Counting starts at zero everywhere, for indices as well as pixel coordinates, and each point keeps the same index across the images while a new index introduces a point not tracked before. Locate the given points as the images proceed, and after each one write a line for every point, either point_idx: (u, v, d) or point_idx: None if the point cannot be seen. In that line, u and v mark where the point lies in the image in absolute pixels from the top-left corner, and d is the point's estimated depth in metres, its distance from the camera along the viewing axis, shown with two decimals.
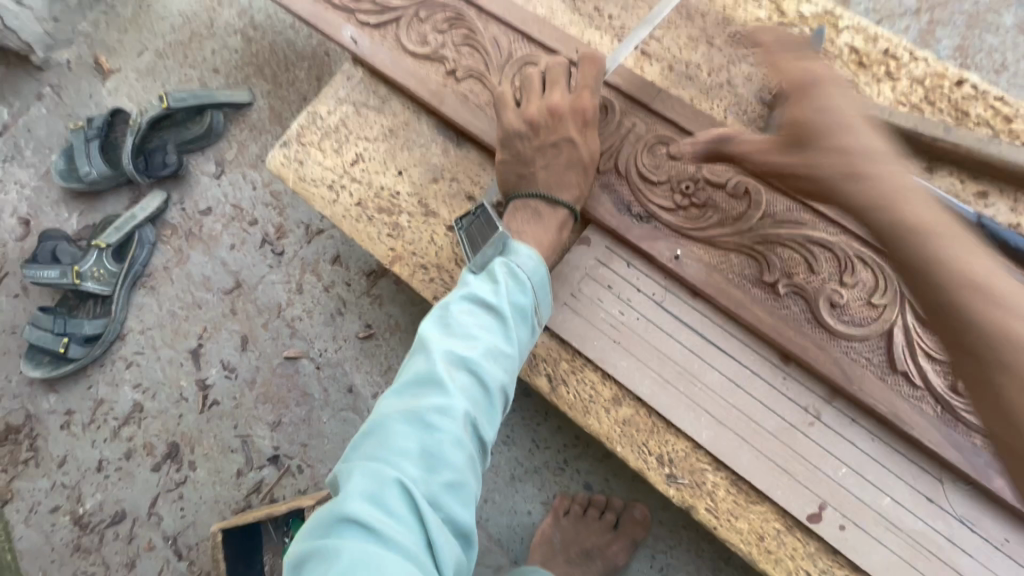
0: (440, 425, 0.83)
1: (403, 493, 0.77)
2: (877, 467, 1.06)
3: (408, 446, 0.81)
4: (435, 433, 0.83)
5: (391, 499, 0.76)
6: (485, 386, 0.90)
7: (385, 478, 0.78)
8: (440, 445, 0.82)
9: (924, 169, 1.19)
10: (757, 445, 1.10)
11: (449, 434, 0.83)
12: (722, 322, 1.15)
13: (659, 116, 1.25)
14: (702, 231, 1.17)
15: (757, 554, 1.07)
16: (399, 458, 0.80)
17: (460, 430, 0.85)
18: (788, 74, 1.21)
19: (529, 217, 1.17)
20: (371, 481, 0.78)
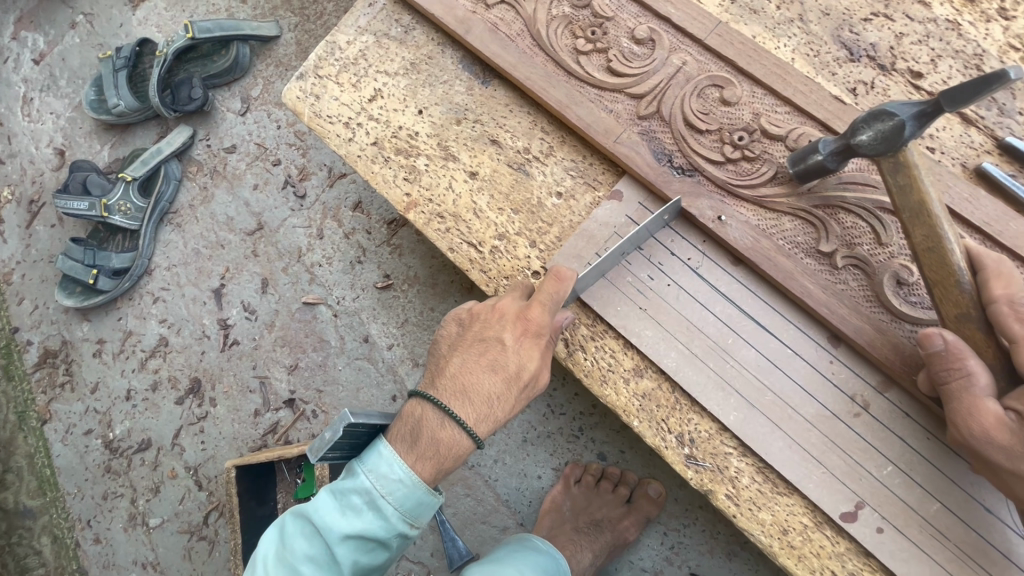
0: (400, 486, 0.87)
1: (362, 521, 0.86)
2: (927, 469, 0.94)
3: (368, 487, 0.87)
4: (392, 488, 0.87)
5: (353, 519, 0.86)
6: (416, 497, 0.88)
7: (352, 498, 0.87)
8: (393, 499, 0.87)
9: None
10: (791, 432, 0.99)
11: (403, 493, 0.87)
12: (764, 295, 1.03)
13: (715, 55, 1.09)
14: (752, 190, 1.03)
15: (778, 548, 0.98)
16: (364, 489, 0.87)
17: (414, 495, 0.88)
18: (870, 116, 0.85)
19: (492, 359, 0.94)
20: (340, 491, 0.88)
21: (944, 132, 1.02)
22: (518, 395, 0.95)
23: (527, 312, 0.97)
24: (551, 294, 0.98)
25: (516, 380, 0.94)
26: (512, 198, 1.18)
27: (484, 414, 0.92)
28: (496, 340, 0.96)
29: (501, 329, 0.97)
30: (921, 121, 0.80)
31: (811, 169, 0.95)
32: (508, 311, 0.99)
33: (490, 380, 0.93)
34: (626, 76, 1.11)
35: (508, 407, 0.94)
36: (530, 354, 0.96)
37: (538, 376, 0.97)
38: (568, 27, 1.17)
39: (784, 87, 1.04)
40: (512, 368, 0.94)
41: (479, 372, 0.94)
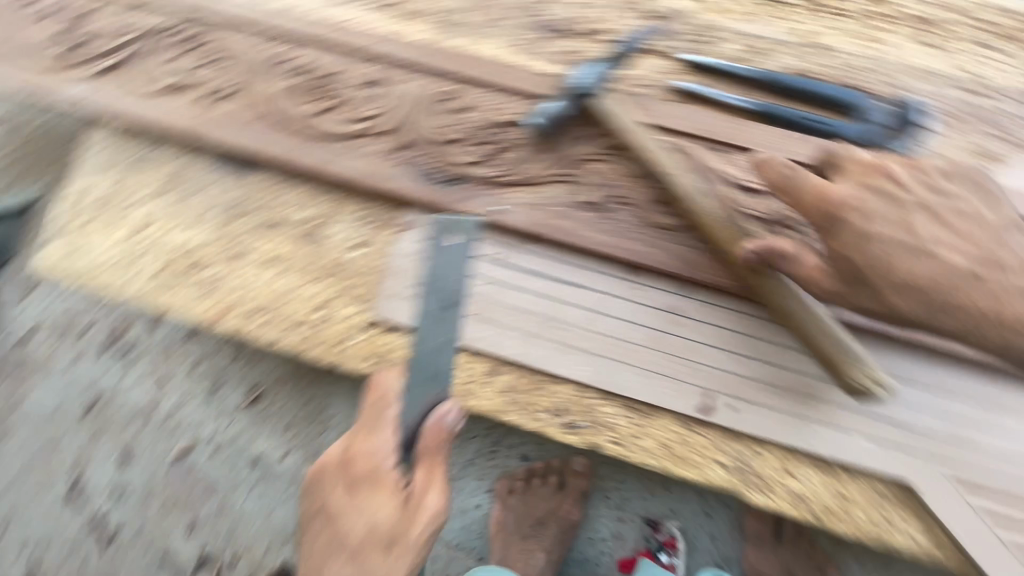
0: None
1: None
2: (748, 341, 1.07)
3: None
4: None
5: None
6: None
7: None
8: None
9: (701, 42, 1.19)
10: (634, 362, 1.08)
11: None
12: (565, 257, 1.11)
13: (436, 74, 1.18)
14: (516, 174, 1.13)
15: (666, 463, 1.07)
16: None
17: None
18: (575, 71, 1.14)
19: (365, 496, 0.95)
20: None
21: (642, 66, 1.17)
22: (410, 512, 0.94)
23: (364, 434, 0.99)
24: (377, 404, 1.00)
25: (401, 501, 0.94)
26: (315, 269, 1.16)
27: (387, 547, 0.93)
28: (359, 478, 0.96)
29: (361, 463, 0.97)
30: (614, 61, 1.14)
31: (559, 114, 1.11)
32: (356, 441, 0.99)
33: (378, 517, 0.94)
34: (369, 119, 1.17)
35: (416, 527, 0.93)
36: (427, 479, 0.95)
37: (428, 484, 0.94)
38: (298, 96, 1.21)
39: (502, 81, 1.16)
40: (388, 489, 0.95)
41: (354, 515, 0.95)
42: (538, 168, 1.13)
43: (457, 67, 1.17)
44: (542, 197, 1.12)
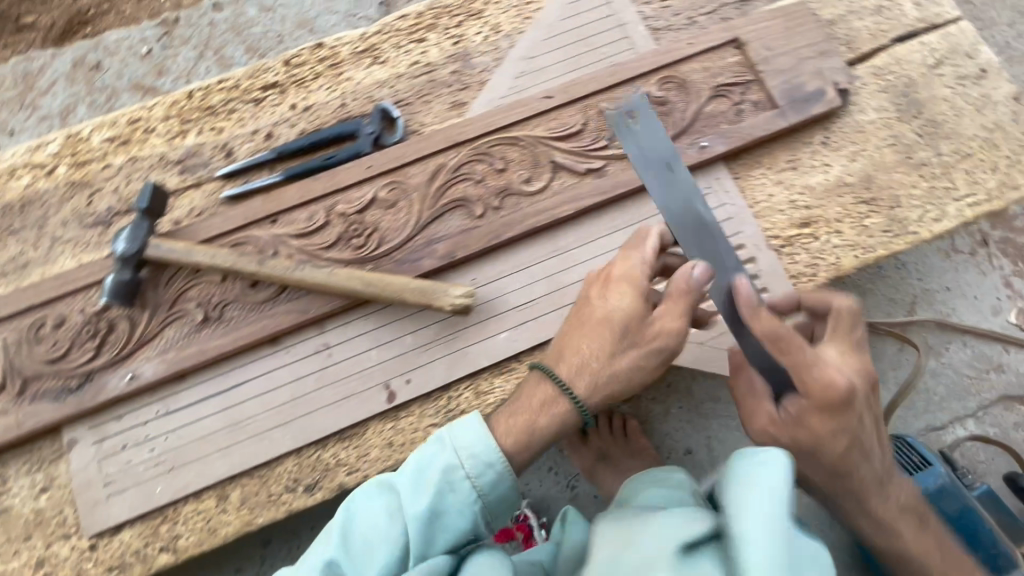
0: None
1: None
2: (384, 330, 1.27)
3: None
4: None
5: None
6: None
7: None
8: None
9: (225, 155, 1.42)
10: (319, 405, 1.25)
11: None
12: (215, 371, 1.25)
13: (17, 315, 1.26)
14: (128, 342, 1.23)
15: (394, 456, 1.25)
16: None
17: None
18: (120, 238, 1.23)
19: (531, 417, 1.02)
20: None
21: (192, 201, 1.39)
22: (542, 412, 1.03)
23: (583, 359, 1.03)
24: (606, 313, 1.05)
25: (535, 414, 1.02)
26: (18, 534, 1.20)
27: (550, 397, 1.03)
28: (585, 357, 1.03)
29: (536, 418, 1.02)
30: (146, 220, 1.24)
31: (117, 286, 1.20)
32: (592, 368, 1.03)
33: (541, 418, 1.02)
34: None
35: (541, 415, 1.02)
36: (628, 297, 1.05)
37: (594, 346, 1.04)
38: None
39: (74, 282, 1.27)
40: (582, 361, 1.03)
41: (584, 340, 1.05)
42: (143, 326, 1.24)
43: (31, 297, 1.26)
44: (163, 342, 1.24)
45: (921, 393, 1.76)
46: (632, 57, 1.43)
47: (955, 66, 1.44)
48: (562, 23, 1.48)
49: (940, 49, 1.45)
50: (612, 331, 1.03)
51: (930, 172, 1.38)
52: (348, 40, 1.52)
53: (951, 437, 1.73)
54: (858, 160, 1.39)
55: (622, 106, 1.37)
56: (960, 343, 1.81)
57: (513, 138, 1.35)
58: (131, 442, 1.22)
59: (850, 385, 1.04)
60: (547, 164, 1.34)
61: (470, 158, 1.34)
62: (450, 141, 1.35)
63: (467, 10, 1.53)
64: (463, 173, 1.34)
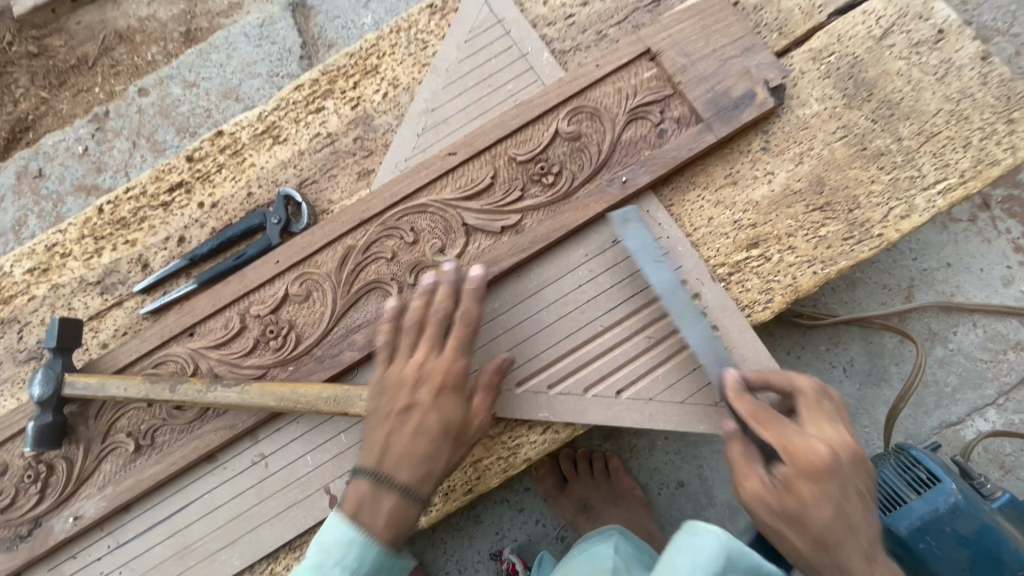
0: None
1: None
2: (316, 430, 1.22)
3: None
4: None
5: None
6: None
7: None
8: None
9: (142, 267, 1.39)
10: (261, 519, 1.20)
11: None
12: (156, 498, 1.22)
13: None
14: (67, 482, 1.22)
15: None
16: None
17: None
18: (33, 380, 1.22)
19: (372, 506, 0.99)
20: None
21: (115, 322, 1.36)
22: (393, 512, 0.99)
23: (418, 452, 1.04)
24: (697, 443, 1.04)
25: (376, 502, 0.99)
26: None
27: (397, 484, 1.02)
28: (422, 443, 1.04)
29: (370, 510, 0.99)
30: (60, 356, 1.23)
31: (40, 430, 1.18)
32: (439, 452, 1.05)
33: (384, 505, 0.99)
34: None
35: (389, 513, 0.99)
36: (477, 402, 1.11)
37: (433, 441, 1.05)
38: None
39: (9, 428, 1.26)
40: (422, 444, 1.04)
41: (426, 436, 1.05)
42: (80, 463, 1.23)
43: None
44: (102, 477, 1.23)
45: (931, 387, 1.60)
46: (537, 92, 1.31)
47: (904, 33, 1.26)
48: (460, 66, 1.37)
49: (885, 16, 1.28)
50: (750, 453, 1.01)
51: (891, 162, 1.21)
52: (246, 123, 1.46)
53: (970, 432, 1.57)
54: (804, 162, 1.24)
55: (531, 151, 1.26)
56: (969, 324, 1.62)
57: (420, 206, 1.26)
58: None
59: (839, 460, 0.97)
60: (460, 227, 1.25)
61: (379, 235, 1.26)
62: (355, 219, 1.27)
63: (362, 69, 1.44)
64: (373, 252, 1.26)
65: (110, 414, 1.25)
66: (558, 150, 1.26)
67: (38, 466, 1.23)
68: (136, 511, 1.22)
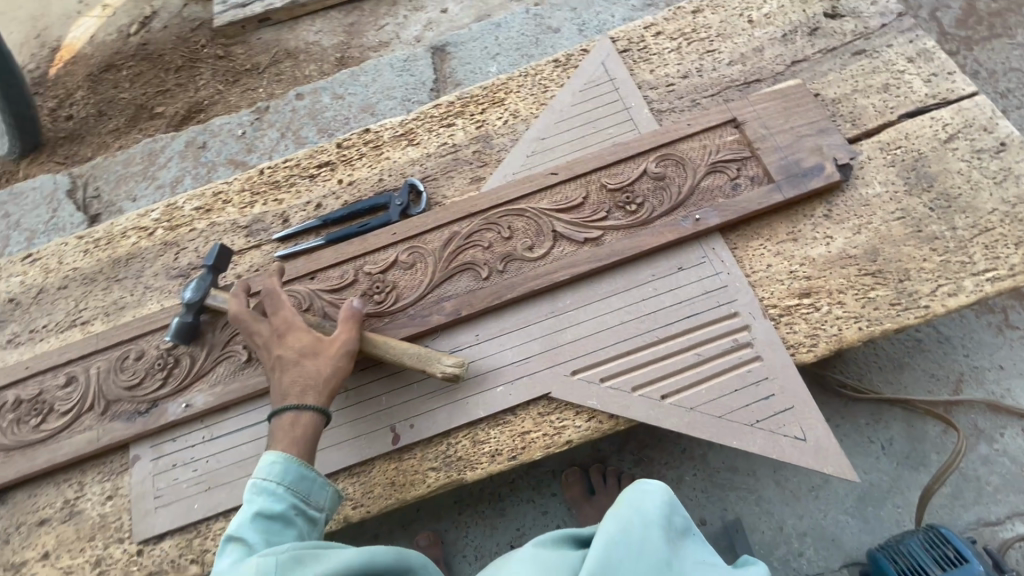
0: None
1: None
2: (395, 376, 1.42)
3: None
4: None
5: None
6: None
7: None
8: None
9: (283, 221, 1.70)
10: (333, 440, 1.39)
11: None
12: (252, 405, 1.44)
13: (109, 347, 1.54)
14: (188, 376, 1.47)
15: (399, 494, 1.35)
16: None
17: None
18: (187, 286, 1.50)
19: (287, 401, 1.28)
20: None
21: (252, 259, 1.66)
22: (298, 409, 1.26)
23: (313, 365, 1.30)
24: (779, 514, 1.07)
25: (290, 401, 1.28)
26: (83, 534, 1.41)
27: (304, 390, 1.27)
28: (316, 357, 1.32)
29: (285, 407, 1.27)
30: (212, 274, 1.50)
31: (181, 325, 1.45)
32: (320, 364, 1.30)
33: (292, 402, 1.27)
34: (75, 406, 1.50)
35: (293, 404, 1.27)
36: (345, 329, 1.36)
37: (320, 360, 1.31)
38: (19, 424, 1.51)
39: (154, 323, 1.54)
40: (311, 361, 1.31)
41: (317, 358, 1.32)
42: (201, 363, 1.48)
43: (119, 335, 1.55)
44: (215, 377, 1.47)
45: (970, 482, 1.61)
46: (634, 137, 1.56)
47: (968, 140, 1.43)
48: (572, 109, 1.65)
49: (951, 124, 1.46)
50: None
51: (944, 246, 1.35)
52: (389, 126, 1.78)
53: (1009, 536, 1.55)
54: (862, 233, 1.39)
55: (621, 181, 1.49)
56: (1017, 429, 1.64)
57: (519, 210, 1.51)
58: (180, 462, 1.42)
59: None
60: (549, 233, 1.47)
61: (480, 227, 1.51)
62: (463, 211, 1.53)
63: (491, 99, 1.76)
64: (472, 240, 1.50)
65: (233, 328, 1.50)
66: (644, 186, 1.48)
67: (168, 358, 1.50)
68: (234, 412, 1.44)
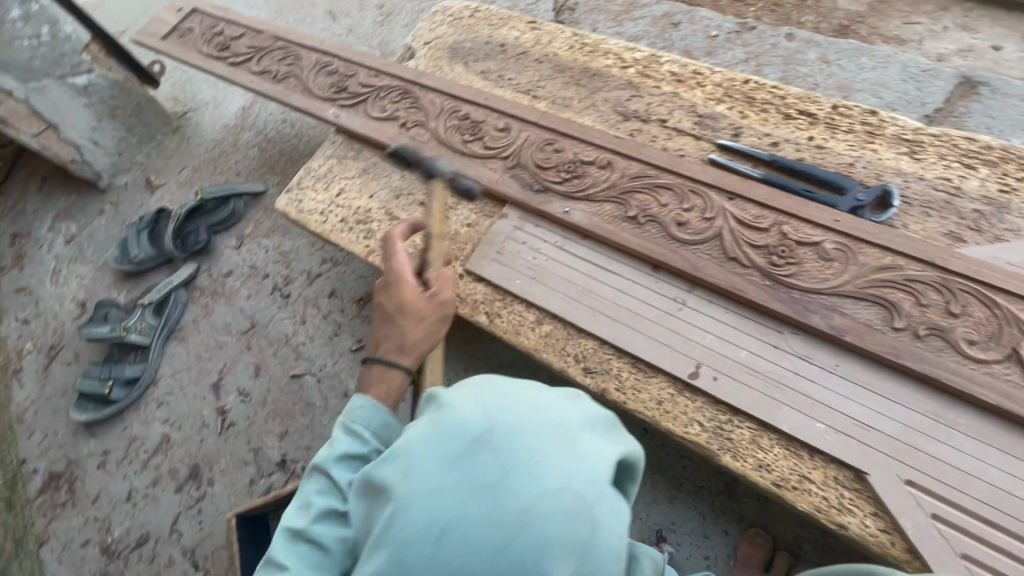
0: (552, 433, 0.80)
1: (461, 458, 0.80)
2: (733, 331, 1.39)
3: (451, 440, 0.82)
4: (574, 471, 0.77)
5: (428, 473, 0.81)
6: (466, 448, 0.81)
7: (455, 447, 0.81)
8: (541, 513, 0.74)
9: (734, 134, 1.68)
10: (643, 330, 1.45)
11: (551, 503, 0.75)
12: (605, 251, 1.56)
13: (546, 128, 1.77)
14: (582, 192, 1.63)
15: (657, 414, 1.37)
16: (474, 433, 0.81)
17: (570, 523, 0.74)
18: None
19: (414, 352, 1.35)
20: (447, 450, 0.81)
21: (685, 145, 1.70)
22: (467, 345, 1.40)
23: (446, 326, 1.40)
24: None
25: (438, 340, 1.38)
26: (438, 234, 1.75)
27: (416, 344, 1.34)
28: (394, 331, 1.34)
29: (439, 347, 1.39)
30: None
31: None
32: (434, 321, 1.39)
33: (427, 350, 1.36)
34: (497, 147, 1.78)
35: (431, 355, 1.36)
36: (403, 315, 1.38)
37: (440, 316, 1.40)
38: (457, 130, 1.86)
39: (588, 136, 1.71)
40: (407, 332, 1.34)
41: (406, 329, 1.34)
42: (599, 190, 1.62)
43: (558, 124, 1.75)
44: (598, 209, 1.60)
45: None
46: None
47: None
48: None
49: None
50: None
51: None
52: (900, 125, 1.59)
53: None
54: None
55: None
56: None
57: (991, 302, 1.25)
58: (529, 245, 1.63)
59: None
60: (1005, 347, 1.21)
61: (932, 282, 1.30)
62: (929, 256, 1.31)
63: None
64: (913, 287, 1.30)
65: (641, 186, 1.59)
66: None
67: (579, 169, 1.67)
68: (589, 245, 1.58)
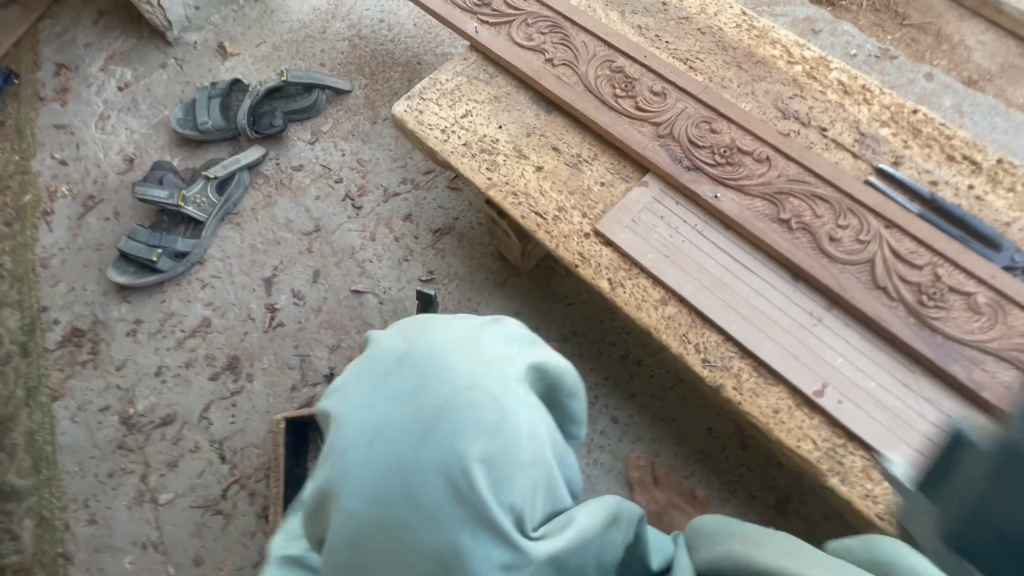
0: (468, 346, 0.91)
1: (395, 378, 0.89)
2: (865, 359, 1.37)
3: (391, 367, 0.90)
4: (484, 373, 0.88)
5: (358, 396, 0.90)
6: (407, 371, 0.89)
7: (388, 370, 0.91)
8: (458, 407, 0.85)
9: (895, 162, 1.62)
10: (773, 336, 1.41)
11: (470, 395, 0.86)
12: (746, 248, 1.51)
13: (705, 105, 1.67)
14: (735, 181, 1.56)
15: (771, 423, 1.35)
16: (396, 356, 0.91)
17: (481, 412, 0.85)
18: None
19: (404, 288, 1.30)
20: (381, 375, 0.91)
21: (843, 160, 1.63)
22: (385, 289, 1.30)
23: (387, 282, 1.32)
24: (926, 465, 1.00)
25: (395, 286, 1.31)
26: (568, 184, 1.65)
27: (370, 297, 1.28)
28: None
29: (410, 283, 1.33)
30: None
31: None
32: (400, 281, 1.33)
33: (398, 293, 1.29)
34: (649, 112, 1.68)
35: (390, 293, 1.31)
36: None
37: None
38: (608, 82, 1.74)
39: (749, 125, 1.63)
40: None
41: None
42: (753, 184, 1.56)
43: (720, 105, 1.66)
44: (748, 203, 1.54)
45: None
46: None
47: None
48: None
49: None
50: None
51: None
52: None
53: None
54: None
55: None
56: None
57: None
58: (666, 221, 1.56)
59: None
60: None
61: None
62: None
63: None
64: None
65: (798, 191, 1.53)
66: None
67: (735, 157, 1.59)
68: (730, 237, 1.53)
